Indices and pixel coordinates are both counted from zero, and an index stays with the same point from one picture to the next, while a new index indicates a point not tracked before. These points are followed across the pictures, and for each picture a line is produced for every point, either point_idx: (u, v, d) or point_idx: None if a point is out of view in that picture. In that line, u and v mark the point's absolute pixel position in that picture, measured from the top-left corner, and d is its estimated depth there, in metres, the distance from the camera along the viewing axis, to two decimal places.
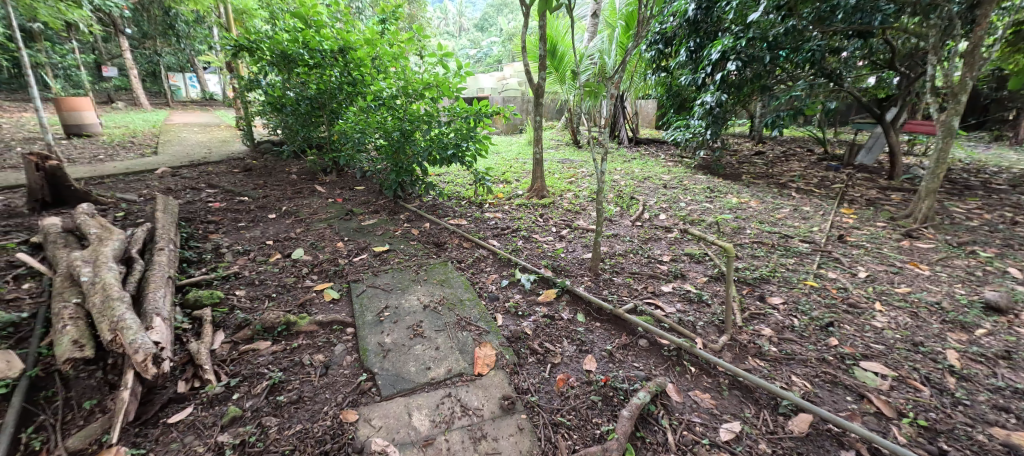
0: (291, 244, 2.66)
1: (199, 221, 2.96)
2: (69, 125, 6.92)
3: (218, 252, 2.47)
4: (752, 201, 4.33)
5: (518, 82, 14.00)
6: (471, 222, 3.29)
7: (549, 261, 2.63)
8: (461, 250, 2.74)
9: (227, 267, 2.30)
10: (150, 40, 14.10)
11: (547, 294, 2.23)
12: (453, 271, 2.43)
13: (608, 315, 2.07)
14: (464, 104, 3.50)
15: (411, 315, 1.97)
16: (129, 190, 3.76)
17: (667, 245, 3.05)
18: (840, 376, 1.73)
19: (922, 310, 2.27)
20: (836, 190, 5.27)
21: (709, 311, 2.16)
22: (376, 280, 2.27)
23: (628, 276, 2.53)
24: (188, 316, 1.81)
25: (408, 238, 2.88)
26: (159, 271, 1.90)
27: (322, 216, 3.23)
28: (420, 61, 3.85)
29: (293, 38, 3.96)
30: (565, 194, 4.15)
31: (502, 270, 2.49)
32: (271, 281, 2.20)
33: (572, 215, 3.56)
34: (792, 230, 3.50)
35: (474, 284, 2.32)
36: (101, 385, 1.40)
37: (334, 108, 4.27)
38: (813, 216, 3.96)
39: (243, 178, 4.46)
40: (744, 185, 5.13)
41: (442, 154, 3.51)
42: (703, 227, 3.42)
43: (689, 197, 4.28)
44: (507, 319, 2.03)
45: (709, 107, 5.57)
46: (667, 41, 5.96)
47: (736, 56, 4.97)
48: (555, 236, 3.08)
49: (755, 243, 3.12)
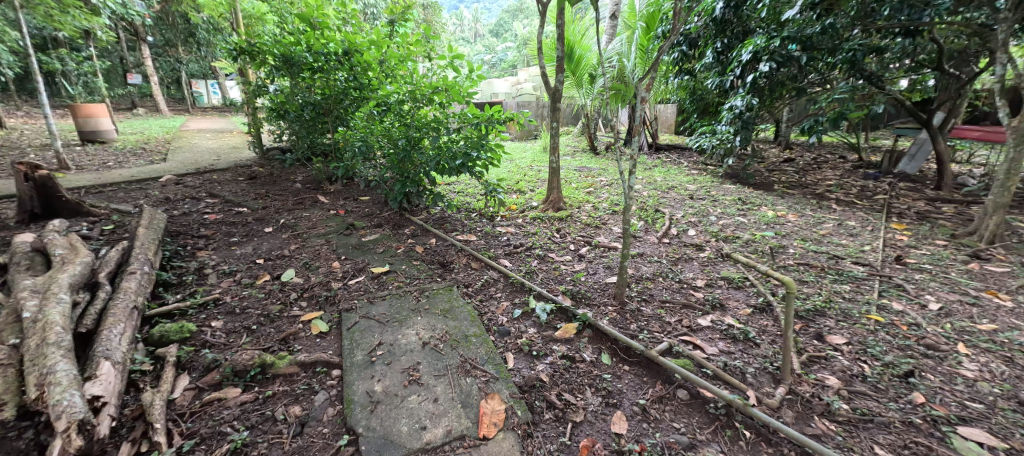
0: (282, 263, 2.42)
1: (189, 237, 2.75)
2: (85, 131, 6.92)
3: (201, 273, 2.24)
4: (790, 214, 3.95)
5: (533, 87, 13.76)
6: (482, 237, 3.00)
7: (568, 286, 2.32)
8: (470, 271, 2.46)
9: (207, 292, 2.06)
10: (172, 47, 14.39)
11: (566, 328, 1.93)
12: (459, 298, 2.14)
13: (639, 357, 1.76)
14: (475, 110, 3.24)
15: (407, 355, 1.69)
16: (126, 200, 3.61)
17: (701, 267, 2.72)
18: (937, 449, 1.39)
19: (1018, 354, 1.90)
20: (880, 201, 4.83)
21: (759, 353, 1.82)
22: (372, 309, 1.99)
23: (659, 306, 2.21)
24: (150, 355, 1.56)
25: (412, 257, 2.61)
26: (122, 301, 1.67)
27: (321, 230, 2.99)
28: (429, 65, 3.61)
29: (297, 41, 3.76)
30: (583, 206, 3.84)
31: (514, 298, 2.19)
32: (253, 310, 1.94)
33: (592, 230, 3.25)
34: (840, 249, 3.12)
35: (482, 315, 2.03)
36: (30, 449, 1.09)
37: (340, 114, 4.06)
38: (861, 233, 3.57)
39: (246, 187, 4.29)
40: (778, 196, 4.74)
41: (451, 164, 3.24)
42: (739, 245, 3.08)
43: (720, 210, 3.92)
44: (520, 360, 1.73)
45: (738, 111, 5.10)
46: (692, 44, 5.61)
47: (769, 56, 4.53)
48: (573, 255, 2.78)
49: (801, 265, 2.76)
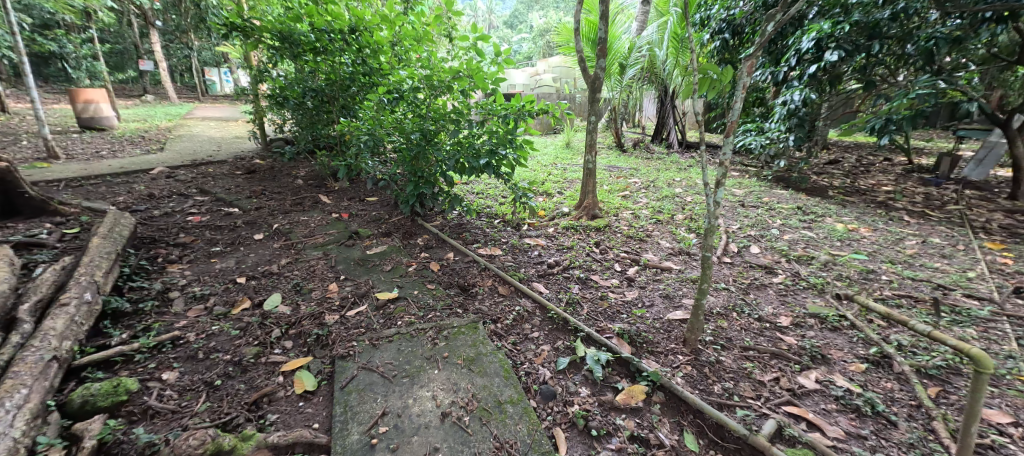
0: (267, 285, 1.96)
1: (161, 246, 2.31)
2: (82, 118, 6.57)
3: (164, 297, 1.80)
4: (862, 228, 3.41)
5: (552, 79, 13.19)
6: (509, 252, 2.52)
7: (623, 325, 1.83)
8: (496, 299, 1.99)
9: (168, 326, 1.61)
10: (182, 33, 14.03)
11: (630, 392, 1.44)
12: (487, 341, 1.65)
13: (738, 442, 1.28)
14: (502, 100, 2.73)
15: (421, 434, 1.22)
16: (103, 196, 3.20)
17: (779, 297, 2.21)
18: None
19: None
20: (955, 212, 4.24)
21: (903, 441, 1.32)
22: (375, 356, 1.53)
23: (743, 356, 1.71)
24: (64, 433, 1.12)
25: (425, 278, 2.13)
26: (34, 351, 1.23)
27: (319, 239, 2.53)
28: (449, 48, 3.10)
29: (296, 16, 3.28)
30: (621, 213, 3.34)
31: (555, 341, 1.72)
32: (222, 355, 1.50)
33: (637, 244, 2.76)
34: (942, 276, 2.55)
35: (517, 367, 1.55)
36: None
37: (346, 102, 3.57)
38: (954, 253, 3.00)
39: (242, 182, 3.87)
40: (839, 204, 4.19)
41: (472, 163, 2.74)
42: (815, 267, 2.57)
43: (780, 221, 3.39)
44: (575, 444, 1.26)
45: (794, 106, 4.42)
46: (736, 30, 4.56)
47: (835, 44, 3.88)
48: (621, 278, 2.29)
49: (905, 299, 2.22)
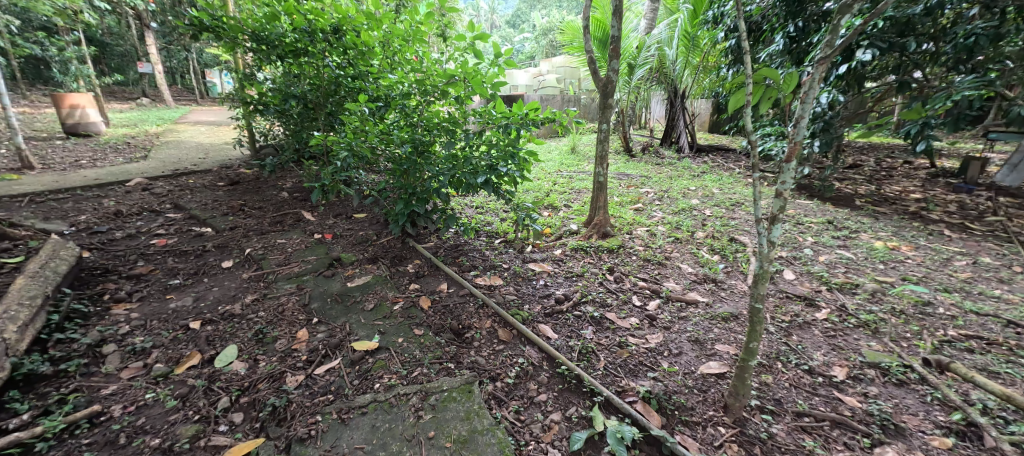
0: (225, 333, 1.66)
1: (110, 281, 2.00)
2: (67, 123, 6.29)
3: (97, 353, 1.50)
4: (902, 245, 3.08)
5: (557, 81, 12.93)
6: (511, 282, 2.21)
7: (650, 386, 1.50)
8: (496, 349, 1.67)
9: (90, 396, 1.31)
10: (179, 36, 13.78)
11: None
12: (484, 413, 1.34)
13: None
14: (502, 107, 2.39)
15: None
16: (64, 215, 2.91)
17: (828, 339, 1.89)
18: None
19: None
20: (997, 224, 3.90)
21: None
22: (342, 436, 1.22)
23: (798, 427, 1.39)
24: None
25: (413, 320, 1.81)
26: None
27: (295, 268, 2.23)
28: (443, 48, 2.78)
29: (275, 14, 2.97)
30: (635, 230, 3.02)
31: (567, 407, 1.40)
32: (151, 436, 1.19)
33: (657, 269, 2.45)
34: (1010, 308, 2.21)
35: (521, 450, 1.24)
36: None
37: (332, 109, 3.26)
38: (1011, 275, 2.68)
39: (223, 195, 3.58)
40: (870, 216, 3.85)
41: (469, 179, 2.42)
42: (861, 298, 2.25)
43: (812, 238, 3.07)
44: None
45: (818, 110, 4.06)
46: (754, 28, 4.24)
47: (868, 42, 3.53)
48: (641, 315, 1.97)
49: (976, 343, 1.88)
